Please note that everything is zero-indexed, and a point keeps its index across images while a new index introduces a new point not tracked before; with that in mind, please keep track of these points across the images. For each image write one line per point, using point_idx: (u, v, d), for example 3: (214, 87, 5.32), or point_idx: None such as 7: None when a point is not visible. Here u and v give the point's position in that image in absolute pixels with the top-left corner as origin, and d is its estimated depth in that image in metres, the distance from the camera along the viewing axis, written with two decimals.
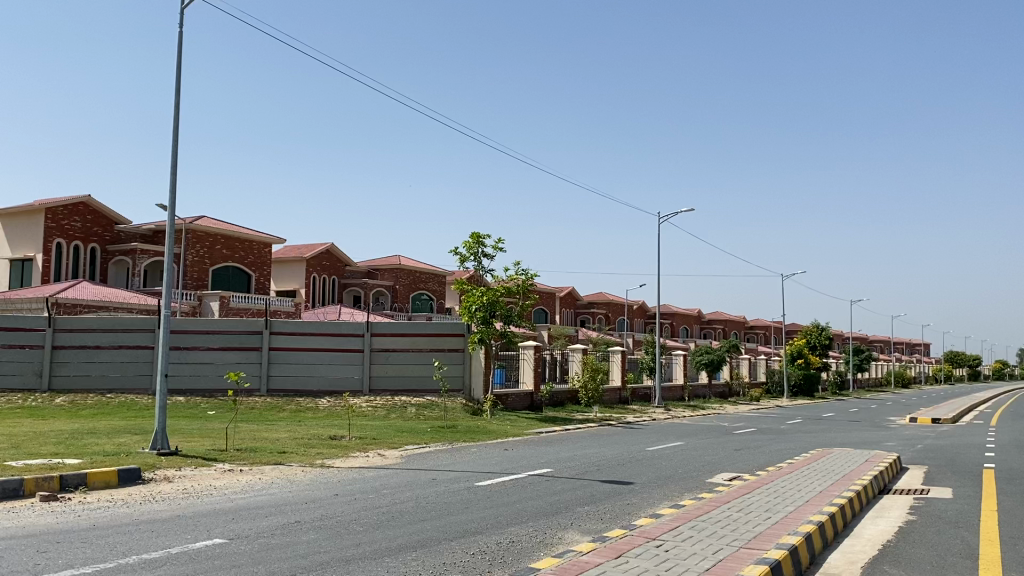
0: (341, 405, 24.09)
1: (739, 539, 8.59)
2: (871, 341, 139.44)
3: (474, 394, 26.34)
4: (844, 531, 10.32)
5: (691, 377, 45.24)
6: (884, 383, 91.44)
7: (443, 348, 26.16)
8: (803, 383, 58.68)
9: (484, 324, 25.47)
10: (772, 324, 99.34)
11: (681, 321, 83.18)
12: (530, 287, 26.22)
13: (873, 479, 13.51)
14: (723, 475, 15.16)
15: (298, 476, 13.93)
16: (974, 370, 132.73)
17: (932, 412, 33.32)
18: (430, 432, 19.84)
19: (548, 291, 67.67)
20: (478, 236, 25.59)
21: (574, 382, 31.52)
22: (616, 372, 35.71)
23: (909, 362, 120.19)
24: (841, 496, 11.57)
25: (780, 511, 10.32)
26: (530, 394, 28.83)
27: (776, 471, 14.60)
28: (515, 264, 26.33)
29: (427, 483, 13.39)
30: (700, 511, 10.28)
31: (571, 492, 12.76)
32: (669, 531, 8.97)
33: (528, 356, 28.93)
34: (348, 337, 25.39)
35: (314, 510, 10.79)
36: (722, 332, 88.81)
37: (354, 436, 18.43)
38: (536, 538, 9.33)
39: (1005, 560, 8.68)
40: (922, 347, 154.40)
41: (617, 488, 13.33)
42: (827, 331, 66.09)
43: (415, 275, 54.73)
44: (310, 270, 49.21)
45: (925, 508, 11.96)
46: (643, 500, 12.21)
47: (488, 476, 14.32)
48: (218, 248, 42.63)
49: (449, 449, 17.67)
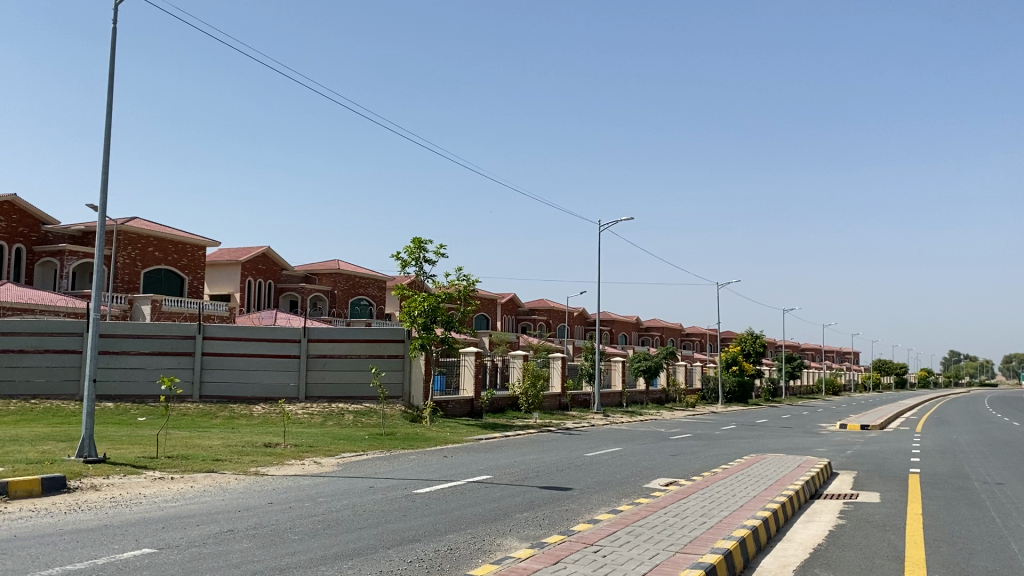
0: (276, 412, 23.68)
1: (675, 544, 8.67)
2: (803, 349, 142.78)
3: (414, 401, 26.19)
4: (777, 535, 10.52)
5: (629, 384, 45.75)
6: (815, 391, 93.64)
7: (383, 354, 25.98)
8: (738, 390, 59.90)
9: (425, 330, 25.29)
10: (708, 331, 101.11)
11: (620, 327, 83.99)
12: (471, 292, 26.15)
13: (805, 484, 13.80)
14: (660, 481, 15.33)
15: (232, 484, 13.65)
16: (900, 378, 136.86)
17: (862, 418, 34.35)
18: (368, 439, 19.66)
19: (489, 297, 67.68)
20: (419, 241, 25.44)
21: (514, 389, 31.60)
22: (556, 378, 35.88)
23: (839, 371, 123.46)
24: (775, 501, 11.79)
25: (716, 515, 10.46)
26: (471, 401, 28.76)
27: (711, 476, 14.82)
28: (457, 269, 26.23)
29: (365, 491, 13.25)
30: (636, 516, 10.37)
31: (510, 499, 12.75)
32: (606, 536, 9.02)
33: (469, 363, 28.72)
34: (284, 343, 25.01)
35: (248, 519, 10.58)
36: (659, 339, 89.92)
37: (289, 443, 18.16)
38: (474, 545, 9.30)
39: (928, 561, 8.99)
40: (852, 355, 158.72)
41: (556, 495, 13.37)
42: (761, 338, 67.26)
43: (354, 280, 54.24)
44: (246, 274, 48.35)
45: (855, 512, 12.25)
46: (581, 506, 12.27)
47: (426, 483, 14.23)
48: (150, 250, 41.63)
49: (387, 456, 17.50)
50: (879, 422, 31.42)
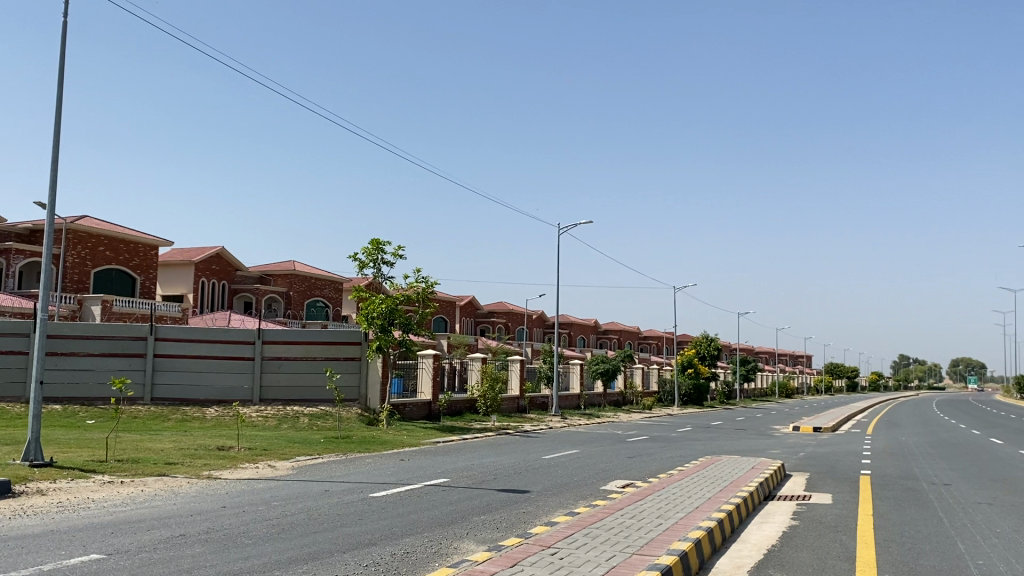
0: (230, 415, 23.34)
1: (632, 545, 8.70)
2: (757, 352, 144.77)
3: (370, 403, 25.98)
4: (732, 536, 10.64)
5: (587, 386, 45.94)
6: (768, 394, 94.94)
7: (338, 357, 25.77)
8: (693, 393, 60.51)
9: (382, 332, 25.10)
10: (665, 334, 102.06)
11: (578, 330, 84.31)
12: (429, 295, 26.02)
13: (759, 485, 13.97)
14: (617, 483, 15.39)
15: (184, 488, 13.40)
16: (852, 381, 139.45)
17: (814, 420, 34.89)
18: (323, 442, 19.45)
19: (448, 299, 67.48)
20: (377, 243, 25.26)
21: (473, 392, 31.53)
22: (514, 381, 35.88)
23: (792, 374, 125.42)
24: (729, 502, 11.92)
25: (671, 517, 10.52)
26: (428, 404, 28.63)
27: (667, 478, 14.93)
28: (415, 271, 26.09)
29: (320, 494, 13.10)
30: (593, 518, 10.39)
31: (467, 502, 12.71)
32: (563, 538, 9.02)
33: (427, 365, 28.61)
34: (238, 345, 24.68)
35: (201, 523, 10.40)
36: (617, 342, 90.47)
37: (243, 446, 17.90)
38: (431, 548, 9.24)
39: (878, 561, 9.14)
40: (805, 358, 161.28)
41: (513, 497, 13.36)
42: (716, 341, 68.09)
43: (311, 281, 53.74)
44: (200, 274, 47.65)
45: (807, 513, 12.44)
46: (539, 508, 12.29)
47: (382, 487, 14.10)
48: (101, 249, 40.80)
49: (343, 459, 17.33)
50: (830, 424, 31.92)
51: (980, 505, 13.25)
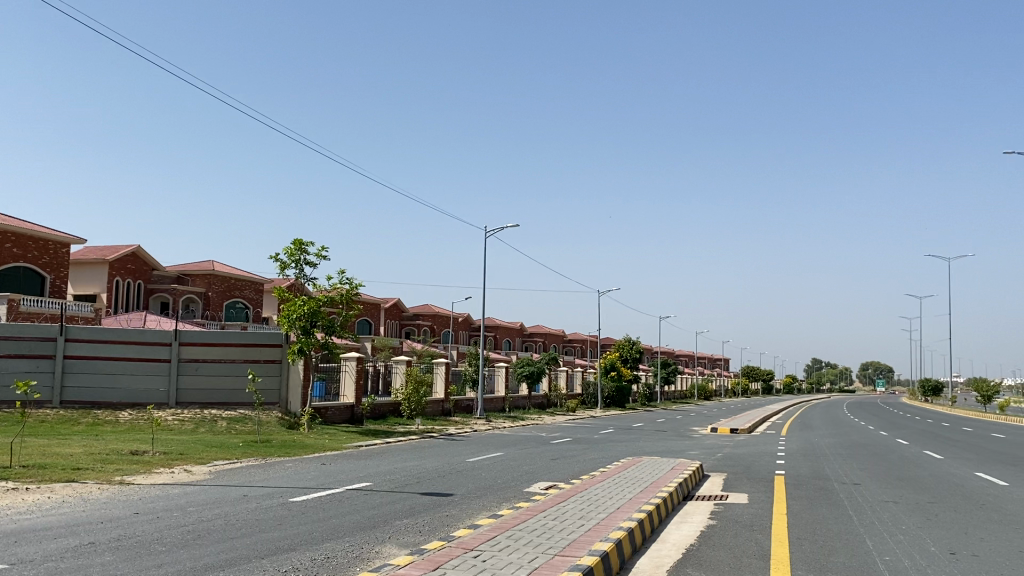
0: (144, 419, 22.60)
1: (554, 547, 8.77)
2: (677, 356, 147.75)
3: (291, 407, 25.57)
4: (651, 536, 10.80)
5: (512, 389, 46.05)
6: (687, 396, 96.91)
7: (259, 359, 25.34)
8: (616, 395, 61.35)
9: (304, 334, 24.72)
10: (589, 337, 103.25)
11: (504, 333, 84.60)
12: (353, 296, 25.74)
13: (678, 486, 14.23)
14: (540, 485, 15.52)
15: (94, 494, 12.93)
16: (768, 384, 143.44)
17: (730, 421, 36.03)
18: (242, 446, 19.03)
19: (372, 302, 66.79)
20: (300, 243, 24.88)
21: (397, 395, 31.36)
22: (439, 384, 35.74)
23: (711, 377, 128.34)
24: (649, 502, 12.13)
25: (593, 518, 10.66)
26: (351, 407, 28.28)
27: (589, 479, 15.11)
28: (339, 272, 25.78)
29: (237, 499, 12.82)
30: (516, 520, 10.44)
31: (390, 506, 12.61)
32: (486, 541, 9.04)
33: (350, 368, 28.35)
34: (153, 346, 24.02)
35: (111, 531, 10.07)
36: (542, 345, 91.06)
37: (158, 451, 17.41)
38: (352, 552, 9.16)
39: (792, 560, 9.35)
40: (723, 361, 165.15)
41: (437, 501, 13.31)
42: (638, 345, 69.34)
43: (230, 282, 52.60)
44: (113, 274, 46.09)
45: (724, 513, 12.73)
46: (461, 511, 12.27)
47: (302, 491, 13.88)
48: (8, 246, 39.12)
49: (262, 464, 17.00)
50: (747, 425, 33.03)
51: (887, 504, 13.77)
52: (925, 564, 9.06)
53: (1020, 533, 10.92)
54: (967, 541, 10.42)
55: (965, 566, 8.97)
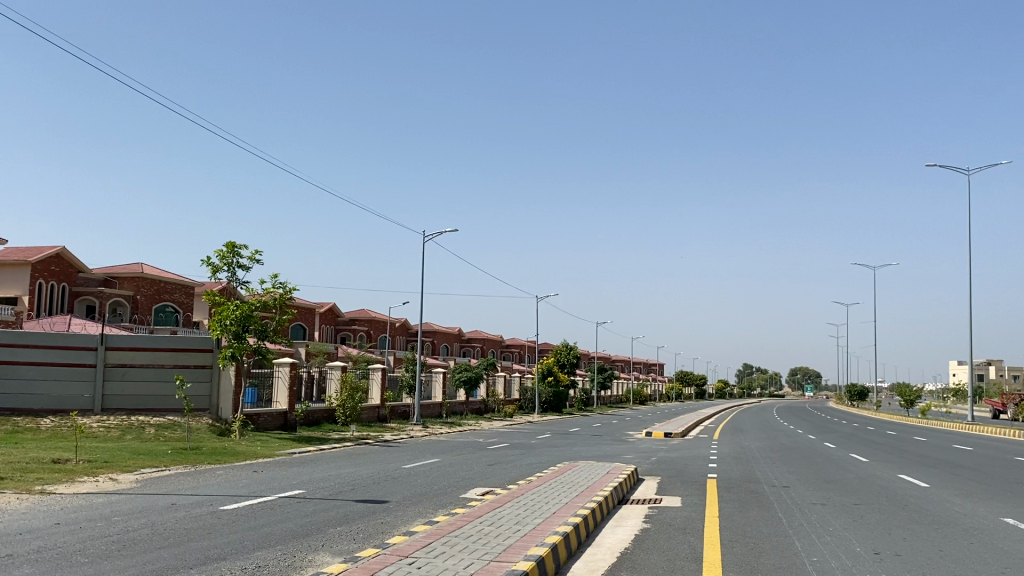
0: (67, 426, 21.89)
1: (490, 553, 8.75)
2: (613, 361, 149.30)
3: (222, 414, 25.03)
4: (586, 540, 10.88)
5: (449, 395, 45.90)
6: (623, 401, 98.03)
7: (189, 365, 24.80)
8: (553, 400, 61.72)
9: (236, 339, 24.24)
10: (526, 342, 103.72)
11: (442, 338, 84.30)
12: (287, 301, 25.41)
13: (614, 490, 14.36)
14: (477, 490, 15.49)
15: (12, 505, 12.44)
16: (701, 388, 145.89)
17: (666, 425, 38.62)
18: (171, 454, 18.56)
19: (308, 306, 65.76)
20: (233, 245, 24.42)
21: (331, 401, 30.98)
22: (375, 390, 35.40)
23: (647, 382, 130.03)
24: (585, 507, 12.20)
25: (530, 523, 10.69)
26: (284, 413, 27.81)
27: (526, 484, 15.12)
28: (272, 276, 25.40)
29: (165, 508, 12.50)
30: (452, 526, 10.40)
31: (323, 514, 12.44)
32: (421, 548, 8.98)
33: (283, 374, 27.88)
34: (78, 351, 23.30)
35: (30, 542, 9.70)
36: (480, 350, 91.07)
37: (82, 459, 16.86)
38: (284, 561, 9.00)
39: (722, 561, 9.55)
40: (658, 366, 167.87)
41: (371, 508, 13.17)
42: (575, 349, 69.86)
43: (159, 285, 51.34)
44: (36, 276, 44.57)
45: (658, 517, 12.89)
46: (397, 518, 12.18)
47: (233, 499, 13.58)
48: None
49: (191, 471, 16.62)
50: (682, 425, 37.30)
51: (816, 506, 14.12)
52: (852, 564, 9.32)
53: (940, 533, 11.31)
54: (891, 541, 10.75)
55: (888, 565, 9.26)
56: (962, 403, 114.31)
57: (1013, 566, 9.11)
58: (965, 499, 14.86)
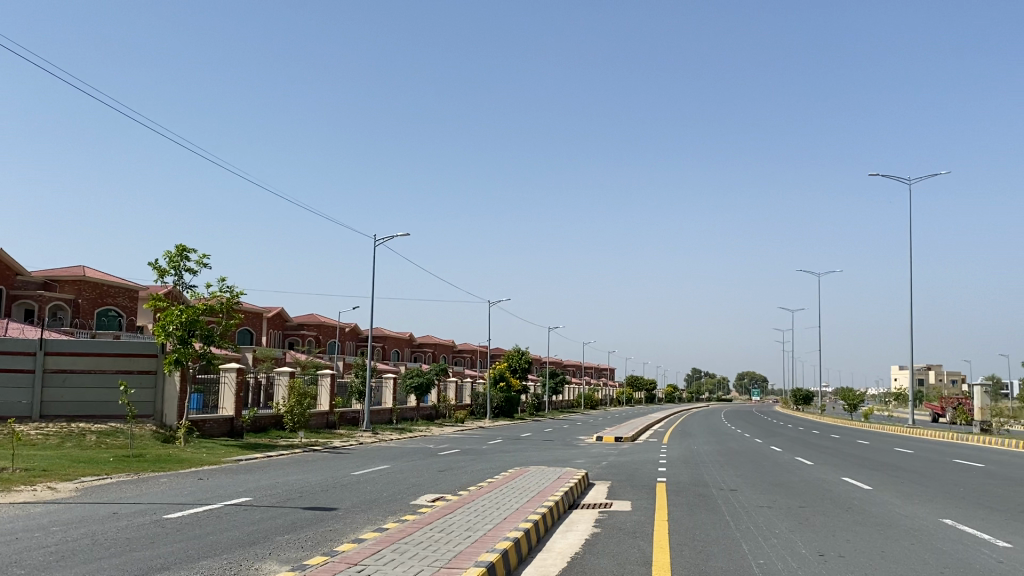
0: (4, 433, 21.22)
1: (440, 560, 8.70)
2: (565, 366, 149.97)
3: (166, 420, 24.50)
4: (537, 545, 10.89)
5: (400, 400, 45.60)
6: (574, 405, 98.50)
7: (132, 370, 24.25)
8: (505, 405, 61.72)
9: (181, 344, 23.76)
10: (478, 347, 103.69)
11: (392, 344, 83.79)
12: (234, 305, 25.03)
13: (564, 495, 14.40)
14: (427, 497, 15.40)
15: None
16: (651, 393, 147.11)
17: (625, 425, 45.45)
18: (112, 461, 18.12)
19: (255, 311, 64.77)
20: (180, 248, 23.97)
21: (279, 408, 30.58)
22: (324, 396, 35.02)
23: (597, 387, 130.68)
24: (535, 512, 12.19)
25: (480, 529, 10.65)
26: (230, 420, 27.32)
27: (477, 490, 15.08)
28: (219, 280, 25.01)
29: (106, 517, 12.18)
30: (401, 533, 10.31)
31: (271, 521, 12.24)
32: (371, 555, 8.89)
33: (230, 380, 27.43)
34: (15, 356, 22.63)
35: None
36: (432, 355, 90.74)
37: (19, 467, 16.37)
38: (229, 571, 8.84)
39: (672, 565, 9.64)
40: (608, 371, 169.14)
41: (320, 515, 13.01)
42: (526, 354, 69.89)
43: (102, 289, 50.17)
44: None
45: (608, 521, 12.95)
46: (346, 525, 12.05)
47: (178, 508, 13.29)
48: None
49: (134, 479, 16.24)
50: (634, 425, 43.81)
51: (763, 509, 14.34)
52: (798, 566, 9.50)
53: (883, 535, 11.58)
54: (835, 543, 10.98)
55: (832, 566, 9.45)
56: (902, 407, 117.44)
57: (952, 565, 9.39)
58: (906, 501, 15.24)
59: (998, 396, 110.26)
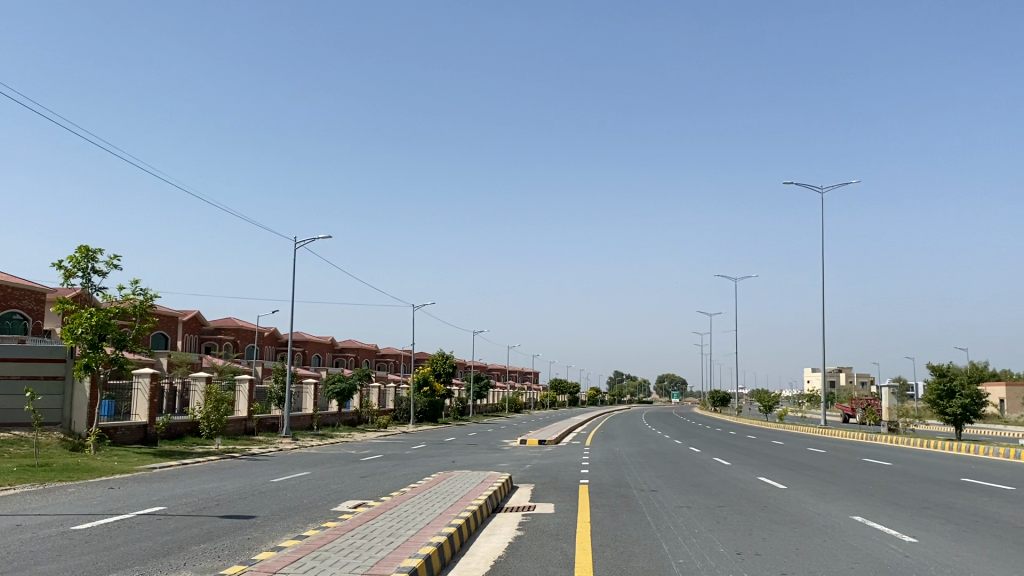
0: None
1: (361, 566, 8.58)
2: (489, 369, 150.31)
3: (75, 427, 23.55)
4: (460, 549, 10.85)
5: (321, 406, 44.93)
6: (499, 409, 98.81)
7: (39, 376, 23.22)
8: (428, 410, 61.52)
9: (91, 349, 22.89)
10: (401, 352, 103.09)
11: (313, 348, 82.40)
12: (147, 309, 24.28)
13: (488, 499, 14.38)
14: (348, 503, 15.18)
15: None
16: (574, 396, 148.58)
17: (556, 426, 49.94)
18: (16, 472, 17.30)
19: (170, 315, 62.86)
20: (87, 249, 23.11)
21: (195, 414, 29.75)
22: (242, 402, 34.18)
23: (521, 391, 131.14)
24: (459, 517, 12.15)
25: (403, 534, 10.55)
26: (144, 427, 26.39)
27: (399, 496, 14.92)
28: (132, 282, 24.22)
29: (8, 530, 11.62)
30: (322, 540, 10.12)
31: (186, 530, 11.90)
32: (290, 563, 8.71)
33: (143, 386, 26.54)
34: None
35: None
36: (353, 360, 89.72)
37: None
38: None
39: (594, 566, 9.71)
40: (532, 375, 170.23)
41: (238, 524, 12.70)
42: (451, 359, 69.71)
43: (5, 291, 47.97)
44: None
45: (532, 523, 13.01)
46: (263, 533, 11.78)
47: (87, 519, 12.78)
48: None
49: (40, 490, 15.55)
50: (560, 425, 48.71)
51: (682, 509, 14.62)
52: (715, 565, 9.65)
53: (797, 532, 11.90)
54: (751, 541, 11.20)
55: (749, 564, 9.66)
56: (814, 409, 121.50)
57: (862, 561, 9.66)
58: (818, 499, 15.70)
59: (904, 397, 114.92)
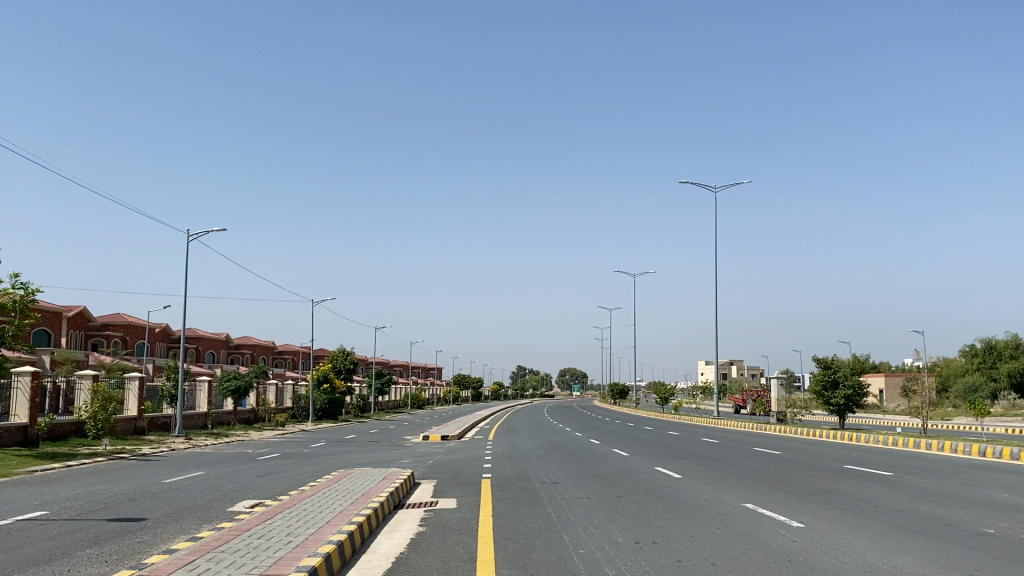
0: None
1: (258, 567, 8.37)
2: (391, 366, 148.98)
3: None
4: (360, 547, 10.69)
5: (215, 405, 43.59)
6: (401, 405, 98.17)
7: None
8: (328, 407, 60.55)
9: None
10: (300, 349, 101.13)
11: (207, 346, 79.92)
12: (29, 304, 23.01)
13: (389, 496, 14.25)
14: (246, 503, 14.78)
15: None
16: (477, 391, 148.76)
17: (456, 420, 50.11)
18: None
19: (53, 310, 59.84)
20: None
21: (81, 413, 28.40)
22: (131, 401, 32.82)
23: (422, 387, 130.45)
24: (360, 514, 11.98)
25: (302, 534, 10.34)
26: (24, 428, 25.01)
27: (299, 495, 14.60)
28: (12, 275, 22.94)
29: None
30: (217, 542, 9.83)
31: (70, 535, 11.36)
32: (184, 566, 8.45)
33: (24, 386, 25.14)
34: None
35: None
36: (250, 357, 87.46)
37: None
38: None
39: (496, 559, 9.75)
40: (435, 371, 169.42)
41: (127, 526, 12.20)
42: (352, 355, 68.76)
43: None
44: None
45: (434, 519, 12.99)
46: (157, 536, 11.36)
47: None
48: None
49: None
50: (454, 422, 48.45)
51: (583, 500, 14.83)
52: (614, 554, 9.86)
53: (692, 520, 12.25)
54: (648, 530, 11.48)
55: (647, 552, 9.89)
56: (707, 399, 125.34)
57: (752, 546, 10.04)
58: (710, 488, 16.19)
59: (792, 387, 119.87)
